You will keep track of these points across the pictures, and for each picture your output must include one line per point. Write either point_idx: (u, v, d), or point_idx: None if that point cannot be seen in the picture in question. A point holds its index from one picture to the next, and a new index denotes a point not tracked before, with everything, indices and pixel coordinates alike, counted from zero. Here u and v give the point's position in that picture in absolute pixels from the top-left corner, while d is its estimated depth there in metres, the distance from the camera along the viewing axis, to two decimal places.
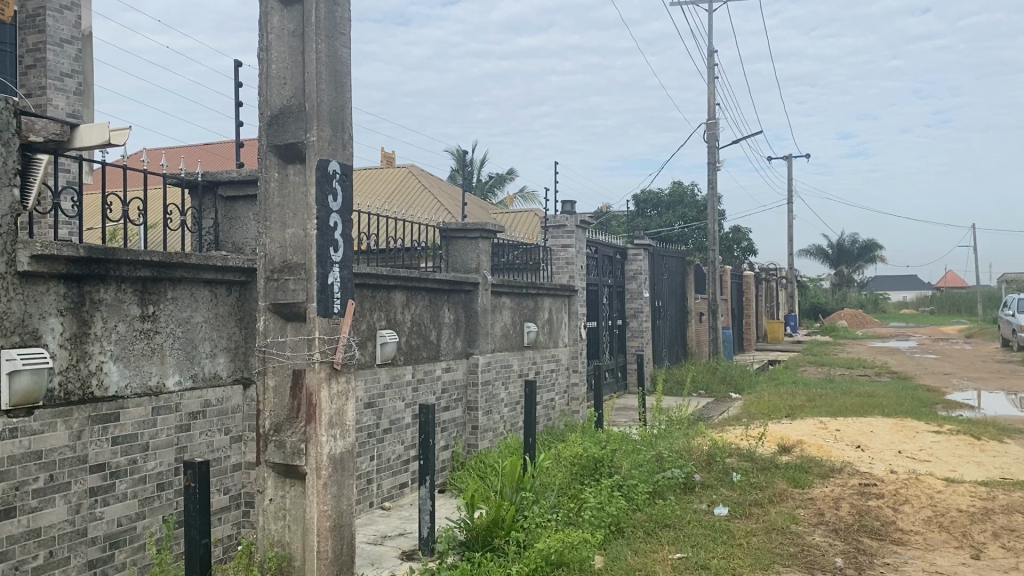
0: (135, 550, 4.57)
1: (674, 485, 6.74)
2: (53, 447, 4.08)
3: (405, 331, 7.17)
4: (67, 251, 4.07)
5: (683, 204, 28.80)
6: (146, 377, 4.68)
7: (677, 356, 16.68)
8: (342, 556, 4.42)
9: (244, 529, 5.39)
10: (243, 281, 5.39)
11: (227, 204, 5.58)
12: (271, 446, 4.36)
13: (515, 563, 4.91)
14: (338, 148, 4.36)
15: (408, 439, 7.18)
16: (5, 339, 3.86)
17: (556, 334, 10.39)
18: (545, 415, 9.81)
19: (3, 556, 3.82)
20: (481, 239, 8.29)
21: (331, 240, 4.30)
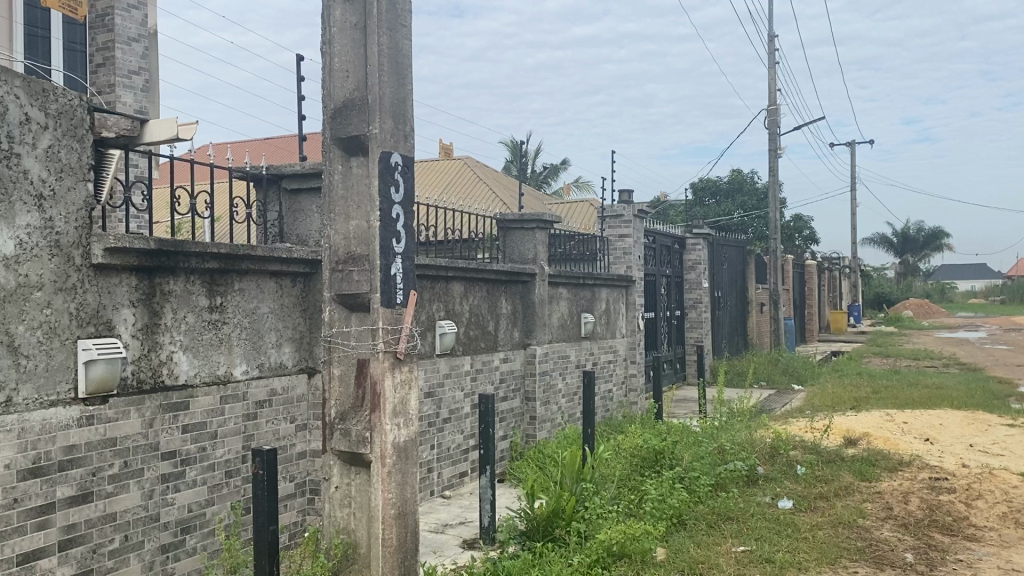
0: (205, 535, 4.68)
1: (737, 478, 6.66)
2: (128, 435, 4.21)
3: (463, 322, 7.21)
4: (138, 244, 4.16)
5: (742, 192, 28.38)
6: (215, 367, 4.78)
7: (737, 347, 16.45)
8: (407, 544, 4.46)
9: (310, 516, 5.50)
10: (307, 272, 5.47)
11: (292, 197, 5.67)
12: (337, 433, 4.42)
13: (577, 553, 4.92)
14: (400, 140, 4.40)
15: (467, 429, 7.22)
16: (81, 330, 3.99)
17: (614, 325, 10.34)
18: (604, 407, 9.77)
19: (82, 540, 3.96)
20: (538, 230, 8.28)
21: (394, 231, 4.34)
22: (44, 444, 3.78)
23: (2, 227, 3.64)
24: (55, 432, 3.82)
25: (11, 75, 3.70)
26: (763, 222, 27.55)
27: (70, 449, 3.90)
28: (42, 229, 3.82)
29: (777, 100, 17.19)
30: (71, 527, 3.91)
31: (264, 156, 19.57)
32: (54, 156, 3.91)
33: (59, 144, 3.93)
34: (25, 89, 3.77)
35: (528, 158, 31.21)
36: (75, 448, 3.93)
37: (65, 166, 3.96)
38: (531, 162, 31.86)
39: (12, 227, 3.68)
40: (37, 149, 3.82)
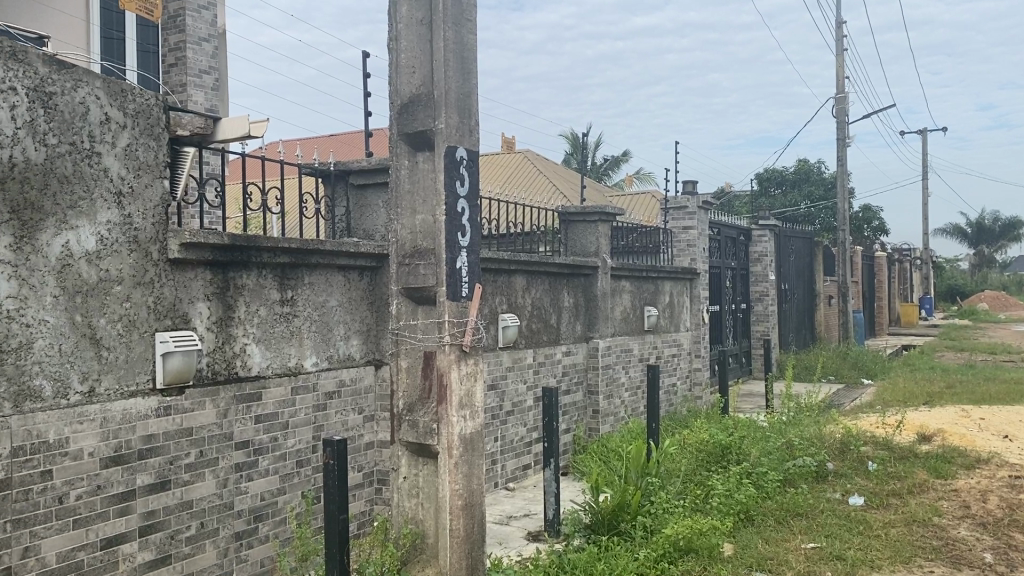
0: (277, 524, 4.80)
1: (806, 474, 6.54)
2: (203, 424, 4.33)
3: (526, 315, 7.22)
4: (212, 239, 4.27)
5: (809, 182, 27.79)
6: (286, 358, 4.89)
7: (804, 341, 16.14)
8: (474, 535, 4.49)
9: (378, 506, 5.58)
10: (374, 266, 5.55)
11: (359, 192, 5.74)
12: (405, 425, 4.49)
13: (643, 547, 4.90)
14: (466, 134, 4.42)
15: (530, 422, 7.23)
16: (159, 323, 4.12)
17: (677, 318, 10.24)
18: (668, 401, 9.69)
19: (161, 526, 4.09)
20: (601, 222, 8.24)
21: (459, 225, 4.37)
22: (124, 433, 3.91)
23: (84, 224, 3.77)
24: (134, 422, 3.96)
25: (91, 77, 3.83)
26: (830, 212, 26.91)
27: (148, 438, 4.03)
28: (121, 224, 3.94)
29: (845, 87, 16.77)
30: (150, 514, 4.04)
31: (331, 152, 19.86)
32: (133, 154, 4.03)
33: (137, 143, 4.06)
34: (105, 90, 3.89)
35: (590, 150, 31.04)
36: (153, 437, 4.06)
37: (142, 163, 4.08)
38: (593, 154, 31.69)
39: (93, 224, 3.81)
40: (116, 147, 3.94)
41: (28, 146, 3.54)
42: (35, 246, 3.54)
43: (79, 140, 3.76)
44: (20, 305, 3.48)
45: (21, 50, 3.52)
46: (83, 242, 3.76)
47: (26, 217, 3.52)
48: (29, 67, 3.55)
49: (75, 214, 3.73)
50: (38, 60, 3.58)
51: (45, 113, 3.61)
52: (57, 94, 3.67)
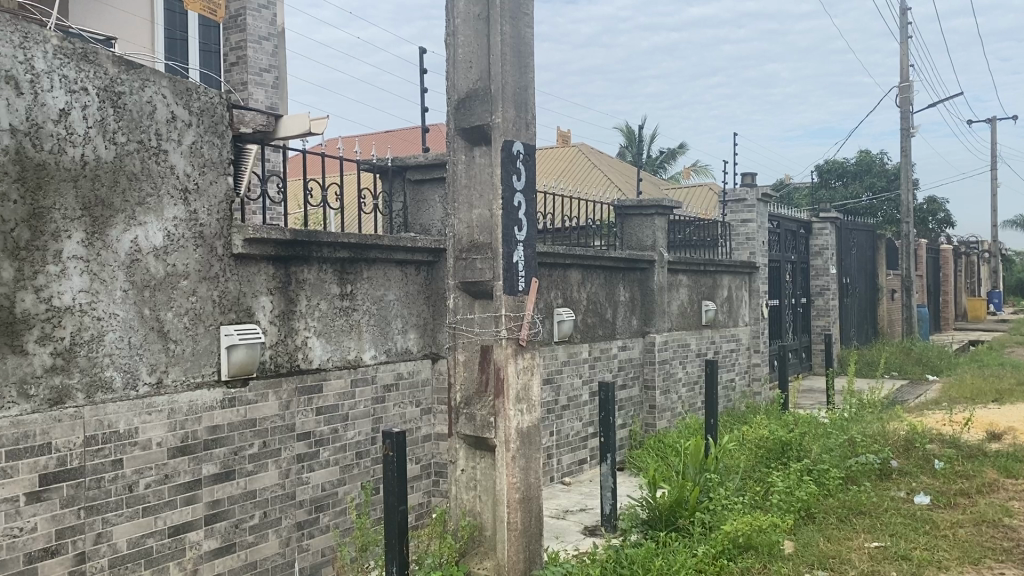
0: (337, 514, 4.88)
1: (869, 472, 6.40)
2: (266, 416, 4.43)
3: (582, 309, 7.21)
4: (275, 234, 4.36)
5: (871, 173, 27.07)
6: (346, 351, 4.97)
7: (866, 336, 15.79)
8: (531, 529, 4.50)
9: (435, 498, 5.63)
10: (431, 261, 5.59)
11: (416, 187, 5.78)
12: (462, 418, 4.52)
13: (701, 544, 4.86)
14: (522, 128, 4.43)
15: (586, 416, 7.22)
16: (224, 317, 4.22)
17: (736, 313, 10.10)
18: (726, 396, 9.57)
19: (226, 515, 4.19)
20: (658, 216, 8.16)
21: (516, 219, 4.38)
22: (191, 424, 4.02)
23: (152, 220, 3.87)
24: (200, 413, 4.06)
25: (158, 76, 3.93)
26: (894, 204, 26.22)
27: (214, 429, 4.13)
28: (187, 220, 4.04)
29: (909, 75, 16.32)
30: (216, 503, 4.14)
31: (388, 148, 20.05)
32: (198, 151, 4.12)
33: (201, 141, 4.15)
34: (171, 89, 3.99)
35: (645, 143, 30.76)
36: (218, 428, 4.16)
37: (207, 161, 4.18)
38: (649, 147, 31.40)
39: (161, 220, 3.91)
40: (182, 145, 4.04)
41: (99, 145, 3.65)
42: (105, 241, 3.65)
43: (146, 139, 3.86)
44: (91, 298, 3.59)
45: (92, 51, 3.63)
46: (151, 238, 3.86)
47: (97, 214, 3.63)
48: (99, 68, 3.66)
49: (143, 211, 3.83)
50: (107, 61, 3.69)
51: (115, 113, 3.72)
52: (126, 94, 3.77)
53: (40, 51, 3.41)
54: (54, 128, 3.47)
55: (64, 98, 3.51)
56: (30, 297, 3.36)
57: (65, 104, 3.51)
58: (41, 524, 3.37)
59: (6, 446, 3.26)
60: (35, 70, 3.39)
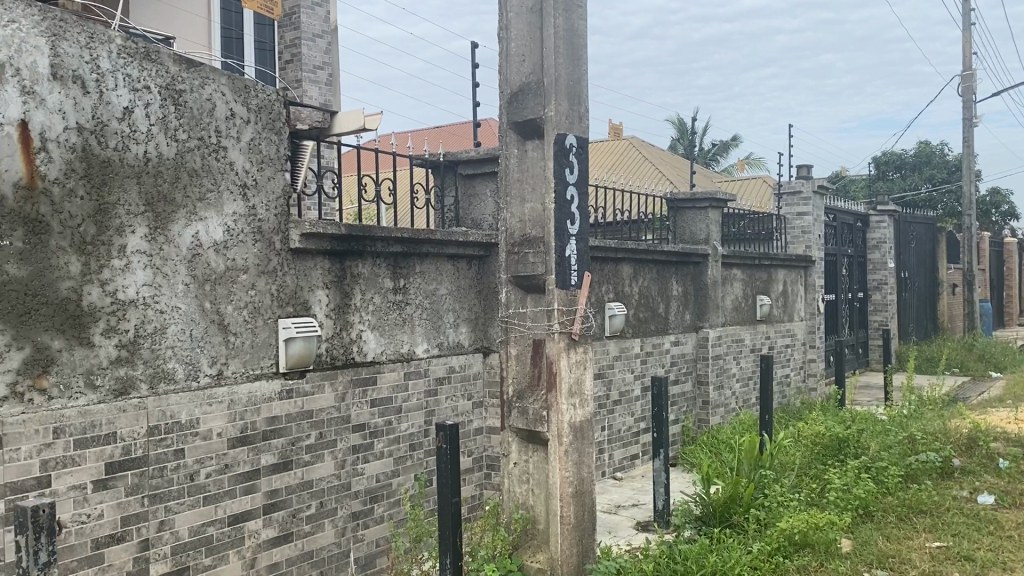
0: (391, 505, 4.93)
1: (929, 470, 6.26)
2: (322, 408, 4.50)
3: (634, 304, 7.17)
4: (330, 229, 4.42)
5: (931, 165, 26.34)
6: (399, 345, 5.02)
7: (926, 331, 15.41)
8: (584, 523, 4.50)
9: (488, 491, 5.66)
10: (482, 255, 5.61)
11: (468, 182, 5.80)
12: (515, 411, 4.54)
13: (756, 541, 4.80)
14: (575, 122, 4.42)
15: (638, 412, 7.18)
16: (282, 310, 4.29)
17: (791, 307, 9.94)
18: (781, 392, 9.43)
19: (283, 505, 4.27)
20: (711, 209, 8.07)
21: (568, 213, 4.38)
22: (250, 415, 4.10)
23: (212, 215, 3.95)
24: (259, 404, 4.15)
25: (217, 74, 4.01)
26: (955, 197, 25.53)
27: (272, 420, 4.21)
28: (246, 216, 4.12)
29: (972, 64, 15.86)
30: (274, 493, 4.22)
31: (440, 143, 20.17)
32: (256, 148, 4.20)
33: (260, 137, 4.22)
34: (230, 86, 4.06)
35: (697, 136, 30.41)
36: (277, 419, 4.24)
37: (265, 157, 4.25)
38: (700, 140, 31.05)
39: (221, 215, 3.99)
40: (241, 141, 4.11)
41: (161, 142, 3.74)
42: (167, 236, 3.74)
43: (206, 135, 3.94)
44: (154, 292, 3.68)
45: (154, 50, 3.71)
46: (211, 233, 3.94)
47: (159, 210, 3.71)
48: (161, 66, 3.75)
49: (203, 206, 3.91)
50: (169, 59, 3.77)
51: (176, 110, 3.80)
52: (187, 92, 3.85)
53: (105, 50, 3.51)
54: (118, 126, 3.56)
55: (128, 96, 3.60)
56: (96, 290, 3.45)
57: (129, 102, 3.60)
58: (107, 511, 3.48)
59: (74, 435, 3.36)
60: (100, 69, 3.49)
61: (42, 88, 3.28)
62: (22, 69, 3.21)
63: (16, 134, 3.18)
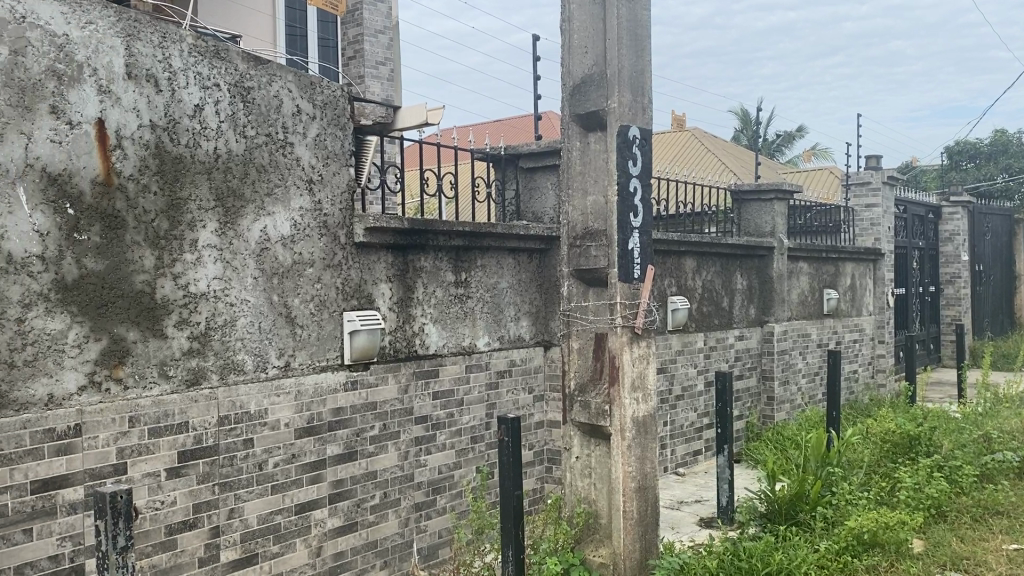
0: (453, 497, 4.98)
1: (1006, 470, 6.04)
2: (386, 399, 4.56)
3: (697, 298, 7.08)
4: (393, 223, 4.46)
5: (1007, 155, 25.39)
6: (460, 338, 5.05)
7: (1001, 327, 14.89)
8: (647, 518, 4.46)
9: (549, 484, 5.66)
10: (543, 248, 5.60)
11: (529, 175, 5.78)
12: (577, 405, 4.53)
13: (823, 539, 4.71)
14: (639, 113, 4.38)
15: (701, 407, 7.10)
16: (346, 303, 4.35)
17: (859, 302, 9.71)
18: (849, 388, 9.22)
19: (348, 494, 4.33)
20: (777, 201, 7.91)
21: (632, 206, 4.33)
22: (316, 406, 4.18)
23: (279, 210, 4.02)
24: (325, 395, 4.22)
25: (284, 71, 4.07)
26: None
27: (338, 411, 4.28)
28: (312, 211, 4.18)
29: None
30: (339, 483, 4.29)
31: (501, 138, 20.26)
32: (322, 143, 4.26)
33: (325, 133, 4.28)
34: (296, 83, 4.13)
35: (761, 127, 29.86)
36: (342, 410, 4.31)
37: (330, 153, 4.31)
38: (764, 130, 30.47)
39: (288, 210, 4.06)
40: (307, 137, 4.18)
41: (230, 139, 3.82)
42: (237, 231, 3.82)
43: (274, 132, 4.01)
44: (224, 285, 3.77)
45: (223, 49, 3.79)
46: (279, 227, 4.02)
47: (230, 205, 3.80)
48: (230, 64, 3.83)
49: (271, 201, 3.98)
50: (238, 57, 3.85)
51: (245, 107, 3.88)
52: (255, 89, 3.93)
53: (177, 49, 3.60)
54: (190, 123, 3.65)
55: (198, 94, 3.69)
56: (168, 283, 3.55)
57: (200, 99, 3.69)
58: (180, 498, 3.58)
59: (148, 424, 3.47)
60: (172, 68, 3.58)
61: (118, 87, 3.38)
62: (98, 69, 3.31)
63: (93, 133, 3.29)
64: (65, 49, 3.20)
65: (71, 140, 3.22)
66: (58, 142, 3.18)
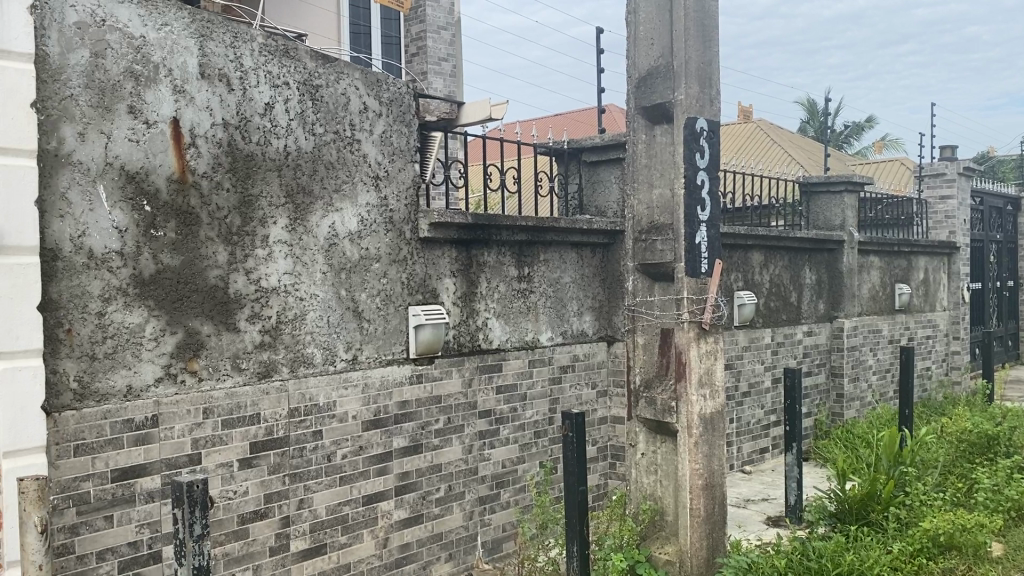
0: (517, 491, 4.99)
1: None
2: (450, 393, 4.59)
3: (764, 293, 6.96)
4: (457, 219, 4.48)
5: None
6: (523, 333, 5.05)
7: None
8: (714, 515, 4.41)
9: (613, 480, 5.63)
10: (607, 243, 5.57)
11: (592, 169, 5.74)
12: (643, 401, 4.50)
13: (896, 541, 4.59)
14: (706, 105, 4.32)
15: (768, 404, 6.98)
16: (411, 297, 4.39)
17: (933, 297, 9.43)
18: (922, 386, 8.97)
19: (414, 487, 4.38)
20: (847, 193, 7.72)
21: (699, 198, 4.29)
22: (382, 399, 4.23)
23: (347, 206, 4.08)
24: (391, 389, 4.27)
25: (351, 69, 4.12)
26: None
27: (403, 404, 4.33)
28: (378, 207, 4.23)
29: None
30: (405, 475, 4.33)
31: (565, 131, 20.21)
32: (388, 140, 4.30)
33: (391, 129, 4.33)
34: (363, 81, 4.17)
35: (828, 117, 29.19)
36: (407, 403, 4.36)
37: (396, 149, 4.35)
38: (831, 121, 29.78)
39: (355, 206, 4.11)
40: (374, 134, 4.22)
41: (300, 137, 3.89)
42: (306, 227, 3.89)
43: (341, 129, 4.07)
44: (294, 280, 3.84)
45: (292, 47, 3.86)
46: (347, 223, 4.07)
47: (299, 201, 3.86)
48: (299, 63, 3.89)
49: (339, 197, 4.04)
50: (306, 56, 3.91)
51: (313, 105, 3.94)
52: (323, 86, 3.99)
53: (248, 49, 3.67)
54: (261, 121, 3.72)
55: (269, 92, 3.75)
56: (241, 278, 3.63)
57: (270, 98, 3.75)
58: (252, 488, 3.66)
59: (222, 415, 3.55)
60: (244, 67, 3.65)
61: (192, 87, 3.46)
62: (174, 69, 3.40)
63: (169, 132, 3.38)
64: (142, 50, 3.29)
65: (148, 140, 3.31)
66: (136, 141, 3.28)
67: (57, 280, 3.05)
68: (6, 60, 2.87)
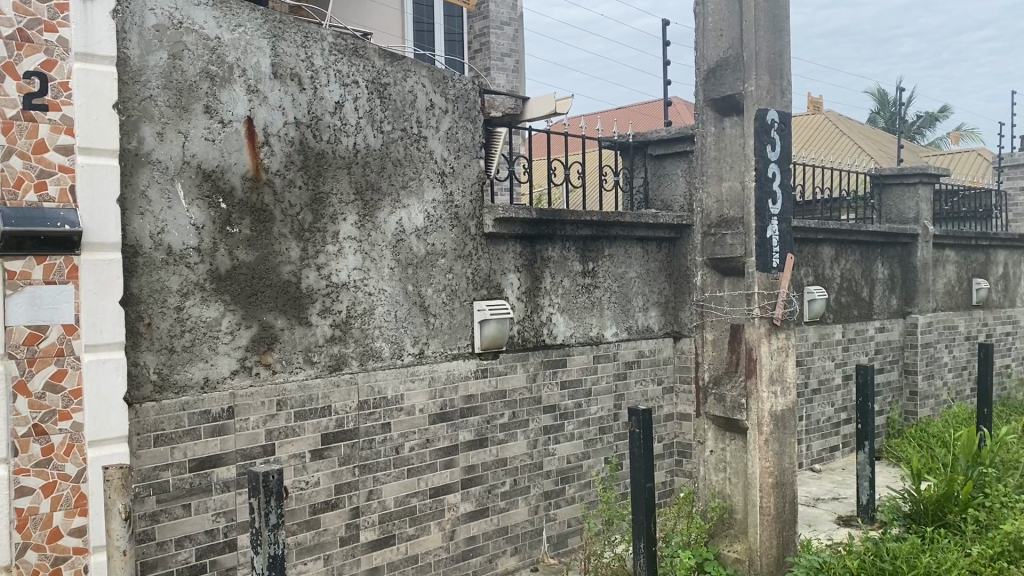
0: (582, 486, 4.99)
1: None
2: (515, 388, 4.61)
3: (835, 288, 6.81)
4: (522, 214, 4.49)
5: None
6: (588, 328, 5.04)
7: None
8: (785, 514, 4.34)
9: (679, 477, 5.59)
10: (673, 237, 5.51)
11: (657, 163, 5.68)
12: (712, 398, 4.45)
13: (976, 544, 4.45)
14: (778, 96, 4.25)
15: (838, 402, 6.83)
16: (476, 292, 4.42)
17: (1014, 293, 9.10)
18: (1001, 385, 8.68)
19: (480, 481, 4.41)
20: (921, 185, 7.49)
21: (770, 191, 4.22)
22: (449, 392, 4.27)
23: (414, 203, 4.12)
24: (457, 383, 4.31)
25: (418, 66, 4.15)
26: None
27: (469, 398, 4.37)
28: (444, 202, 4.26)
29: None
30: (471, 469, 4.37)
31: (629, 125, 20.08)
32: (454, 137, 4.33)
33: (457, 126, 4.36)
34: (430, 78, 4.21)
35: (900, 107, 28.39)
36: (472, 397, 4.39)
37: (462, 145, 4.38)
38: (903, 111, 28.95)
39: (421, 202, 4.15)
40: (440, 130, 4.26)
41: (369, 135, 3.94)
42: (375, 223, 3.94)
43: (409, 126, 4.11)
44: (363, 276, 3.89)
45: (361, 46, 3.91)
46: (413, 220, 4.11)
47: (368, 198, 3.92)
48: (368, 61, 3.94)
49: (406, 194, 4.08)
50: (375, 54, 3.96)
51: (382, 103, 3.99)
52: (391, 85, 4.03)
53: (319, 49, 3.73)
54: (331, 120, 3.78)
55: (339, 91, 3.81)
56: (313, 274, 3.69)
57: (340, 96, 3.81)
58: (324, 479, 3.73)
59: (294, 408, 3.63)
60: (314, 67, 3.72)
61: (265, 87, 3.54)
62: (247, 69, 3.48)
63: (243, 131, 3.46)
64: (217, 51, 3.38)
65: (223, 139, 3.40)
66: (212, 140, 3.36)
67: (138, 275, 3.15)
68: (90, 62, 2.97)
